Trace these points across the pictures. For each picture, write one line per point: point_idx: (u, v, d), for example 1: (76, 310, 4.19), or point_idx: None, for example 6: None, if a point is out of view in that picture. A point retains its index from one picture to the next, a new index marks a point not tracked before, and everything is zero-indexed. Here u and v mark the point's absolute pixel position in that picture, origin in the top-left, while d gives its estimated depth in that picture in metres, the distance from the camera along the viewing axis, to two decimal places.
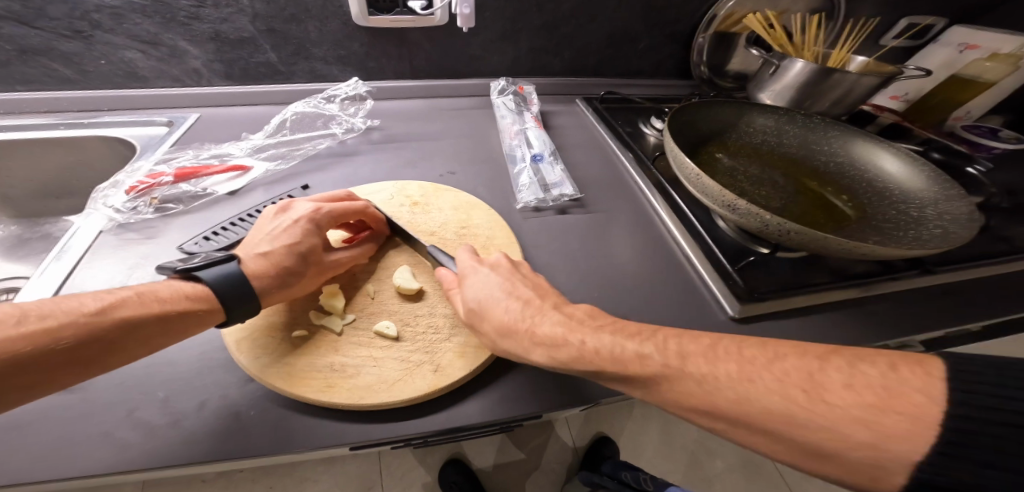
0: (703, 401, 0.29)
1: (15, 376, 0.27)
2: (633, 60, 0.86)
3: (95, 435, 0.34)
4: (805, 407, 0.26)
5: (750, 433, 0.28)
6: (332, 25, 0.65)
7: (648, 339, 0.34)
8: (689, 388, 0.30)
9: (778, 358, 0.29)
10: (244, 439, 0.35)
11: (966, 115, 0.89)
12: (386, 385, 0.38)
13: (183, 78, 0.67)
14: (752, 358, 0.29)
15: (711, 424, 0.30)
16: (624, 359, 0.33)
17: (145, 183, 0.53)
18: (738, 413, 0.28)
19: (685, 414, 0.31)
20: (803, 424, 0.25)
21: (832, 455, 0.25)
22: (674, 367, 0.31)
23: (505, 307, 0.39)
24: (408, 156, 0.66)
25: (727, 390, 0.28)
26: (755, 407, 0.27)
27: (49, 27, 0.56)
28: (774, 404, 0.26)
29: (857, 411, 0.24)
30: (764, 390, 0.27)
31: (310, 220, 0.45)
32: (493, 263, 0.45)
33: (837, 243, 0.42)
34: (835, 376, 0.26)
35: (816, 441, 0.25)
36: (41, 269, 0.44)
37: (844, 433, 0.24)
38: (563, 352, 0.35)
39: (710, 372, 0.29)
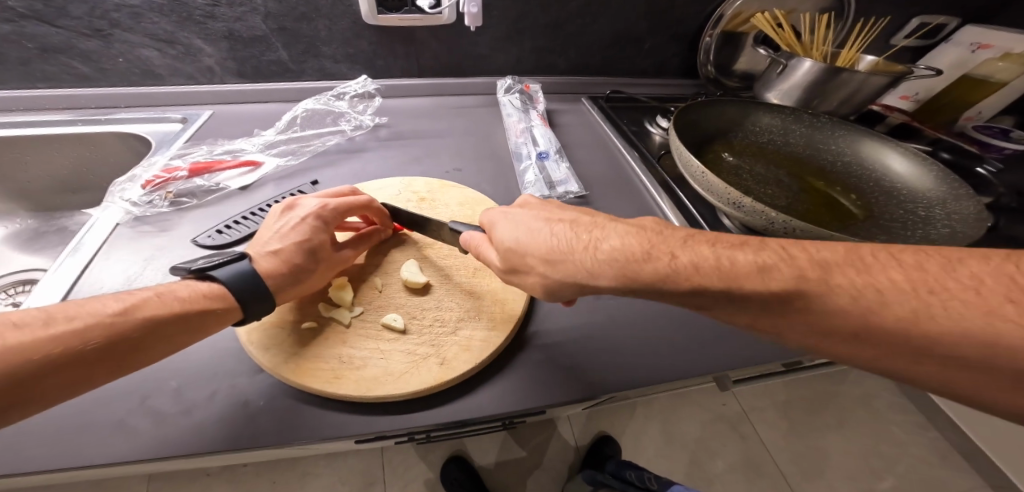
0: (863, 317, 0.26)
1: (49, 378, 0.28)
2: (640, 58, 0.86)
3: (111, 422, 0.35)
4: (1014, 321, 0.23)
5: (926, 356, 0.25)
6: (342, 24, 0.67)
7: (763, 250, 0.31)
8: (842, 304, 0.27)
9: (958, 268, 0.26)
10: (254, 427, 0.36)
11: (977, 116, 0.86)
12: (392, 377, 0.39)
13: (197, 76, 0.68)
14: (922, 265, 0.27)
15: (859, 350, 0.27)
16: (737, 273, 0.30)
17: (160, 178, 0.55)
18: (915, 331, 0.25)
19: (825, 339, 0.28)
20: (1012, 341, 0.22)
21: None
22: (813, 279, 0.28)
23: (550, 232, 0.38)
24: (415, 153, 0.67)
25: (900, 305, 0.25)
26: (942, 325, 0.24)
27: (69, 26, 0.58)
28: (969, 318, 0.24)
29: None
30: (955, 302, 0.24)
31: (316, 216, 0.46)
32: (523, 203, 0.46)
33: (843, 241, 0.43)
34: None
35: None
36: (59, 261, 0.45)
37: None
38: (648, 267, 0.32)
39: (871, 283, 0.27)
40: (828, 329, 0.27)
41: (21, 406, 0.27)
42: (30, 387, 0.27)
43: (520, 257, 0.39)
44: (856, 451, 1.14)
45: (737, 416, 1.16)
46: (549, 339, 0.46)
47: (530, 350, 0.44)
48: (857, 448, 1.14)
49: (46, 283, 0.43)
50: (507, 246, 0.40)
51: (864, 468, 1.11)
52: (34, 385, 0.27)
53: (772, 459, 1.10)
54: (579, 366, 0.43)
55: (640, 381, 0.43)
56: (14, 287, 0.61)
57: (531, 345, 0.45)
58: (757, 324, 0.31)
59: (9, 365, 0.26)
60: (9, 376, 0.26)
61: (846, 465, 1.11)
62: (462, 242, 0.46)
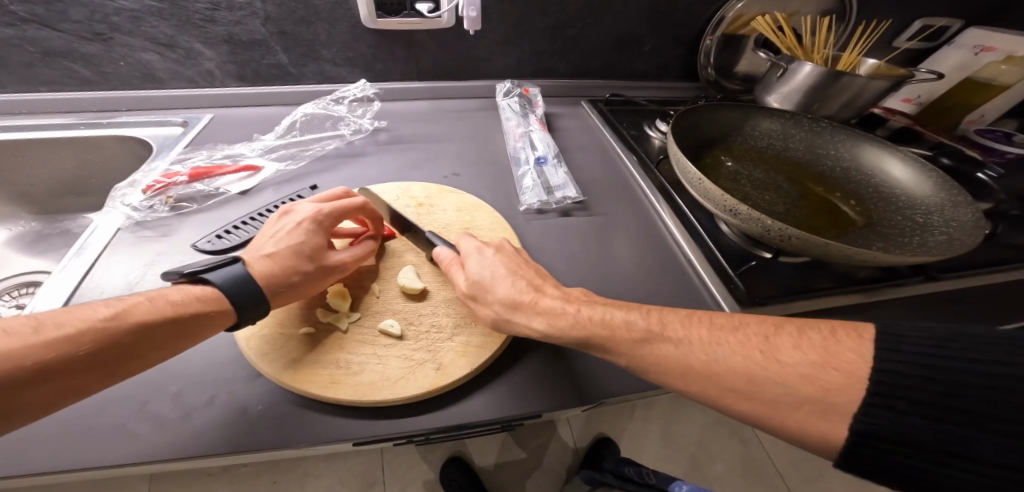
0: (678, 363, 0.33)
1: (42, 385, 0.28)
2: (640, 61, 0.86)
3: (110, 426, 0.35)
4: (763, 367, 0.30)
5: (716, 391, 0.31)
6: (341, 28, 0.67)
7: (635, 309, 0.38)
8: (668, 351, 0.33)
9: (741, 327, 0.33)
10: (252, 432, 0.36)
11: (979, 119, 0.86)
12: (389, 382, 0.39)
13: (198, 79, 0.69)
14: (721, 326, 0.34)
15: (682, 387, 0.33)
16: (613, 325, 0.36)
17: (160, 183, 0.55)
18: (709, 373, 0.31)
19: (660, 379, 0.34)
20: (762, 381, 0.30)
21: (784, 407, 0.29)
22: (656, 332, 0.35)
23: (511, 284, 0.41)
24: (414, 157, 0.67)
25: (700, 352, 0.32)
26: (722, 366, 0.31)
27: (70, 29, 0.58)
28: (737, 364, 0.31)
29: (802, 367, 0.29)
30: (731, 352, 0.31)
31: (312, 221, 0.47)
32: (499, 245, 0.47)
33: (839, 250, 0.42)
34: (788, 338, 0.31)
35: (775, 395, 0.29)
36: (61, 265, 0.46)
37: (794, 387, 0.29)
38: (563, 321, 0.38)
39: (686, 336, 0.34)
40: (662, 371, 0.33)
41: (17, 413, 0.27)
42: (23, 395, 0.27)
43: (483, 293, 0.42)
44: None
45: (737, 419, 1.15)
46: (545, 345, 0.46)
47: (528, 356, 0.45)
48: None
49: (48, 288, 0.43)
50: (474, 281, 0.42)
51: None
52: (27, 392, 0.27)
53: (771, 462, 1.10)
54: (576, 373, 0.44)
55: (636, 388, 0.43)
56: (16, 290, 0.61)
57: (529, 351, 0.45)
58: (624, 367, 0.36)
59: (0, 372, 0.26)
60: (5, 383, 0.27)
61: None
62: (434, 257, 0.47)
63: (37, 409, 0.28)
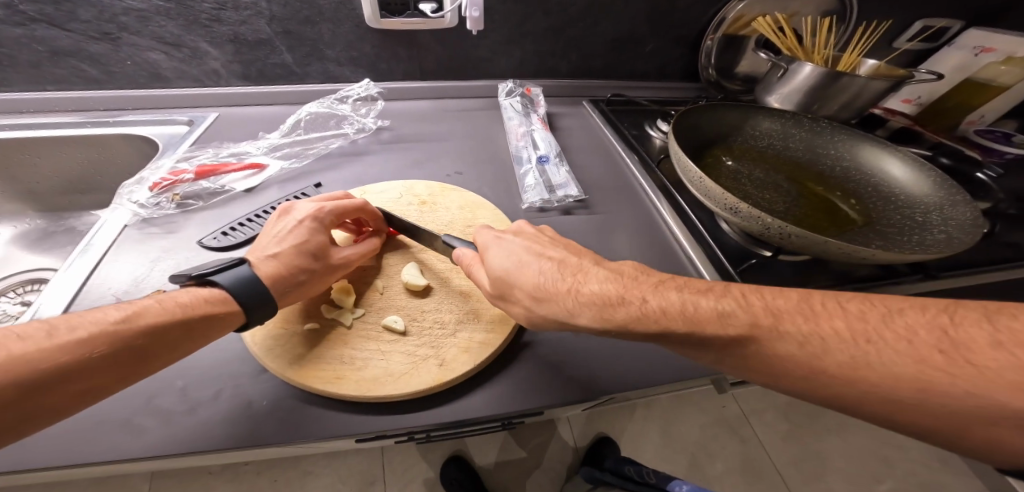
0: (807, 364, 0.29)
1: (56, 389, 0.28)
2: (641, 62, 0.86)
3: (118, 420, 0.36)
4: (947, 372, 0.26)
5: (873, 400, 0.27)
6: (345, 27, 0.67)
7: (724, 296, 0.34)
8: (790, 349, 0.30)
9: (897, 317, 0.29)
10: (257, 427, 0.37)
11: (979, 120, 0.86)
12: (392, 377, 0.40)
13: (203, 78, 0.69)
14: (864, 315, 0.30)
15: (815, 391, 0.30)
16: (700, 318, 0.33)
17: (166, 180, 0.55)
18: (857, 378, 0.28)
19: (781, 379, 0.31)
20: (942, 389, 0.25)
21: (975, 421, 0.25)
22: (764, 325, 0.31)
23: (540, 270, 0.40)
24: (417, 156, 0.68)
25: (840, 353, 0.28)
26: (878, 370, 0.27)
27: (78, 29, 0.59)
28: (904, 368, 0.26)
29: (1010, 373, 0.24)
30: (891, 352, 0.27)
31: (314, 219, 0.47)
32: (517, 230, 0.47)
33: (837, 247, 0.43)
34: (976, 332, 0.27)
35: (966, 407, 0.25)
36: (69, 261, 0.46)
37: (1000, 400, 0.24)
38: (619, 311, 0.35)
39: (816, 331, 0.30)
40: (785, 372, 0.30)
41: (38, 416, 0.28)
42: (38, 397, 0.28)
43: (508, 287, 0.41)
44: (856, 455, 1.14)
45: (737, 419, 1.15)
46: (546, 343, 0.46)
47: (528, 352, 0.45)
48: (857, 451, 1.14)
49: (56, 284, 0.44)
50: (497, 275, 0.42)
51: (863, 472, 1.11)
52: (41, 396, 0.28)
53: (770, 461, 1.10)
54: (576, 370, 0.44)
55: (635, 384, 0.43)
56: (22, 287, 0.62)
57: (530, 347, 0.45)
58: (721, 363, 0.33)
59: (15, 376, 0.27)
60: (25, 387, 0.27)
61: (844, 467, 1.11)
62: (455, 259, 0.47)
63: (52, 413, 0.28)
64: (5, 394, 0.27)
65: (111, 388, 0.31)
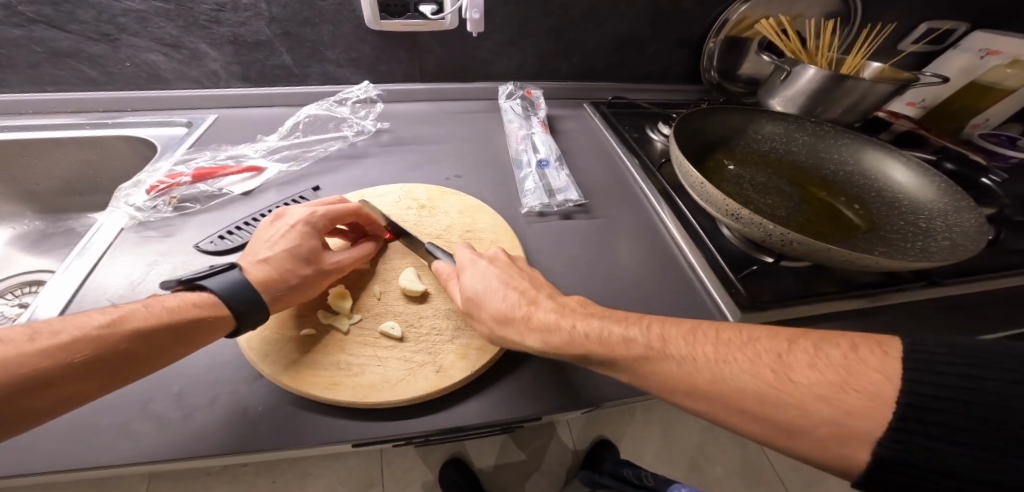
0: (680, 380, 0.32)
1: (37, 394, 0.28)
2: (643, 64, 0.86)
3: (112, 426, 0.35)
4: (776, 387, 0.29)
5: (725, 411, 0.30)
6: (345, 29, 0.67)
7: (634, 323, 0.36)
8: (669, 368, 0.33)
9: (750, 342, 0.32)
10: (253, 433, 0.37)
11: (984, 123, 0.85)
12: (389, 384, 0.39)
13: (202, 80, 0.69)
14: (729, 341, 0.33)
15: (684, 403, 0.32)
16: (610, 343, 0.35)
17: (164, 183, 0.55)
18: (714, 391, 0.30)
19: (664, 395, 0.34)
20: (774, 403, 0.28)
21: (797, 428, 0.28)
22: (656, 349, 0.34)
23: (503, 297, 0.41)
24: (416, 158, 0.68)
25: (705, 370, 0.31)
26: (730, 385, 0.30)
27: (78, 30, 0.59)
28: (746, 382, 0.30)
29: (820, 388, 0.28)
30: (739, 370, 0.30)
31: (306, 223, 0.47)
32: (491, 256, 0.47)
33: (841, 255, 0.42)
34: (801, 356, 0.30)
35: (790, 418, 0.28)
36: (65, 264, 0.46)
37: (809, 410, 0.27)
38: (556, 337, 0.37)
39: (690, 353, 0.32)
40: (664, 389, 0.33)
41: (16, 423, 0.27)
42: (15, 403, 0.27)
43: (477, 309, 0.42)
44: None
45: None
46: None
47: (526, 360, 0.45)
48: None
49: (51, 287, 0.44)
50: (467, 296, 0.43)
51: None
52: (22, 400, 0.27)
53: (770, 464, 1.10)
54: (575, 376, 0.44)
55: (634, 391, 0.43)
56: (19, 289, 0.62)
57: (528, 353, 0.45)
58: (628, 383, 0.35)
59: None
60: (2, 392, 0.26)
61: None
62: (434, 271, 0.47)
63: (28, 419, 0.28)
64: None
65: (93, 394, 0.30)
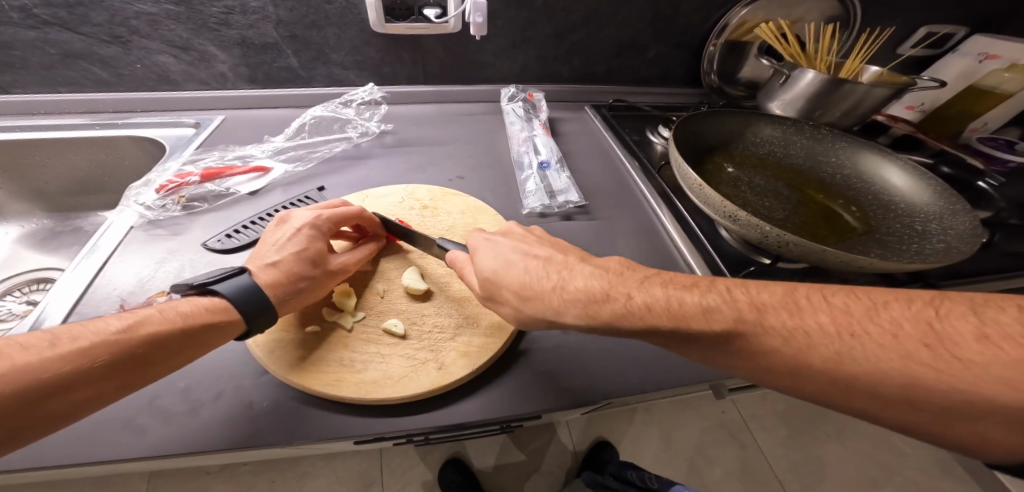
0: (792, 358, 0.29)
1: (57, 398, 0.28)
2: (644, 67, 0.87)
3: (120, 420, 0.36)
4: (931, 367, 0.25)
5: (860, 395, 0.27)
6: (350, 32, 0.68)
7: (708, 291, 0.34)
8: (775, 344, 0.30)
9: (882, 310, 0.29)
10: (257, 428, 0.37)
11: (982, 127, 0.86)
12: (391, 381, 0.40)
13: (210, 81, 0.70)
14: (850, 309, 0.29)
15: (797, 384, 0.30)
16: (684, 314, 0.33)
17: (173, 182, 0.56)
18: (840, 372, 0.27)
19: (767, 374, 0.31)
20: (929, 385, 0.25)
21: (958, 413, 0.25)
22: (749, 320, 0.31)
23: (525, 268, 0.41)
24: (419, 160, 0.69)
25: (824, 348, 0.28)
26: (866, 364, 0.27)
27: (90, 33, 0.60)
28: (887, 362, 0.26)
29: (997, 368, 0.24)
30: (875, 347, 0.27)
31: (311, 226, 0.48)
32: (506, 230, 0.49)
33: (835, 256, 0.43)
34: (962, 325, 0.26)
35: (948, 401, 0.25)
36: (76, 261, 0.47)
37: (984, 393, 0.24)
38: (604, 308, 0.36)
39: (800, 326, 0.30)
40: (771, 368, 0.30)
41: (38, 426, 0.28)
42: (38, 407, 0.28)
43: (496, 288, 0.42)
44: (855, 460, 1.13)
45: (735, 423, 1.15)
46: (543, 347, 0.46)
47: (525, 359, 0.45)
48: (856, 457, 1.14)
49: (62, 284, 0.45)
50: (484, 275, 0.43)
51: (863, 479, 1.10)
52: (43, 404, 0.28)
53: (768, 466, 1.10)
54: (573, 374, 0.44)
55: (631, 390, 0.44)
56: (28, 286, 0.63)
57: (527, 351, 0.46)
58: (710, 361, 0.33)
59: (14, 385, 0.27)
60: (22, 396, 0.27)
61: (844, 474, 1.11)
62: (448, 261, 0.48)
63: (49, 422, 0.28)
64: (4, 403, 0.27)
65: (111, 399, 0.31)
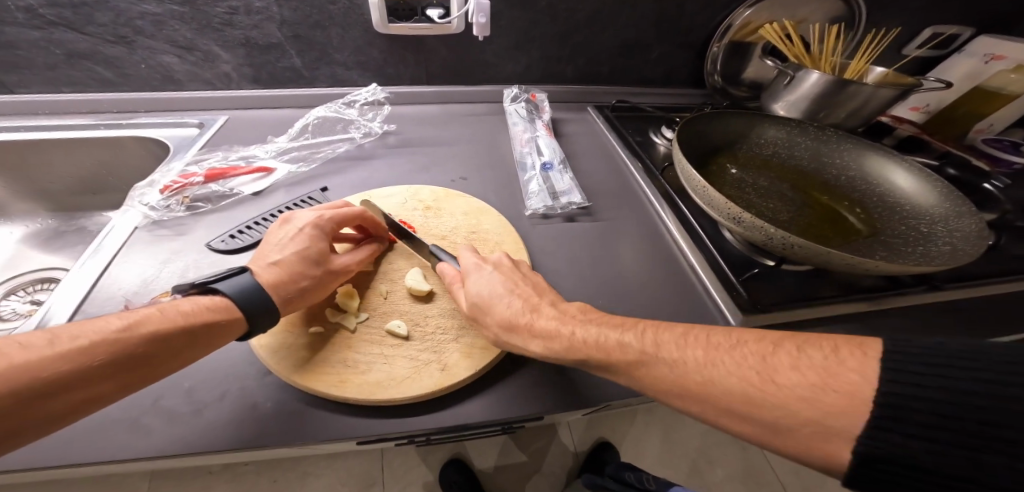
0: (674, 383, 0.32)
1: (55, 397, 0.28)
2: (646, 68, 0.86)
3: (125, 421, 0.36)
4: (760, 390, 0.29)
5: (716, 414, 0.31)
6: (354, 33, 0.68)
7: (629, 329, 0.37)
8: (662, 372, 0.33)
9: (738, 345, 0.32)
10: (260, 428, 0.38)
11: (988, 129, 0.85)
12: (394, 382, 0.40)
13: (214, 82, 0.71)
14: (719, 344, 0.33)
15: (678, 406, 0.33)
16: (608, 348, 0.36)
17: (178, 183, 0.56)
18: (705, 394, 0.31)
19: (658, 397, 0.34)
20: (759, 404, 0.29)
21: (785, 428, 0.28)
22: (649, 353, 0.34)
23: (507, 303, 0.41)
24: (422, 161, 0.68)
25: (694, 374, 0.32)
26: (718, 387, 0.30)
27: (96, 33, 0.60)
28: (732, 385, 0.30)
29: (801, 390, 0.28)
30: (726, 374, 0.31)
31: (313, 227, 0.48)
32: (495, 260, 0.47)
33: (841, 259, 0.43)
34: (785, 359, 0.30)
35: (775, 419, 0.28)
36: (80, 262, 0.47)
37: (794, 409, 0.28)
38: (557, 343, 0.38)
39: (681, 358, 0.33)
40: (660, 392, 0.33)
41: (38, 426, 0.27)
42: (37, 407, 0.27)
43: (482, 315, 0.42)
44: None
45: None
46: None
47: (528, 361, 0.45)
48: None
49: (67, 284, 0.45)
50: (473, 302, 0.43)
51: None
52: (41, 403, 0.27)
53: (770, 468, 1.10)
54: (575, 377, 0.44)
55: (633, 392, 0.43)
56: (33, 286, 0.64)
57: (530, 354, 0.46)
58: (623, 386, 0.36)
59: (11, 384, 0.27)
60: (20, 395, 0.27)
61: None
62: (439, 274, 0.48)
63: (50, 421, 0.28)
64: (3, 402, 0.26)
65: (111, 398, 0.31)
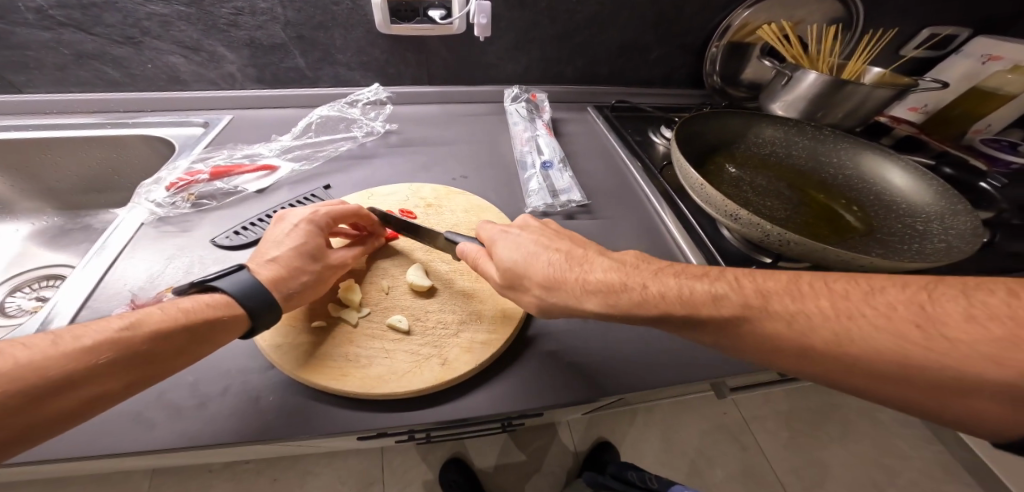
0: (795, 341, 0.30)
1: (62, 397, 0.28)
2: (646, 69, 0.87)
3: (130, 414, 0.37)
4: (923, 346, 0.26)
5: (856, 376, 0.28)
6: (356, 34, 0.69)
7: (718, 279, 0.35)
8: (779, 327, 0.31)
9: (877, 293, 0.30)
10: (264, 421, 0.38)
11: (985, 129, 0.86)
12: (395, 376, 0.41)
13: (219, 82, 0.72)
14: (847, 293, 0.30)
15: (800, 367, 0.31)
16: (695, 301, 0.34)
17: (183, 180, 0.57)
18: (844, 353, 0.28)
19: (768, 357, 0.32)
20: (921, 361, 0.26)
21: (955, 390, 0.25)
22: (755, 306, 0.32)
23: (547, 260, 0.42)
24: (423, 160, 0.69)
25: (826, 330, 0.29)
26: (863, 344, 0.28)
27: (103, 33, 0.61)
28: (883, 343, 0.27)
29: (984, 346, 0.25)
30: (871, 329, 0.28)
31: (309, 222, 0.49)
32: (521, 224, 0.49)
33: (836, 254, 0.43)
34: (951, 307, 0.27)
35: (942, 380, 0.26)
36: (87, 259, 0.48)
37: (975, 370, 0.25)
38: (622, 297, 0.37)
39: (802, 310, 0.31)
40: (775, 351, 0.31)
41: (50, 425, 0.28)
42: (45, 406, 0.28)
43: (518, 278, 0.42)
44: (858, 463, 1.12)
45: (738, 425, 1.16)
46: (546, 345, 0.47)
47: (527, 356, 0.46)
48: (859, 459, 1.13)
49: (73, 280, 0.46)
50: (505, 266, 0.43)
51: (867, 483, 1.09)
52: (48, 404, 0.28)
53: (771, 468, 1.09)
54: (575, 372, 0.45)
55: (632, 387, 0.44)
56: (38, 282, 0.64)
57: (529, 349, 0.46)
58: (715, 347, 0.35)
59: (17, 385, 0.27)
60: (27, 396, 0.27)
61: (847, 476, 1.10)
62: (460, 256, 0.48)
63: (62, 420, 0.28)
64: (10, 403, 0.27)
65: (120, 396, 0.31)
